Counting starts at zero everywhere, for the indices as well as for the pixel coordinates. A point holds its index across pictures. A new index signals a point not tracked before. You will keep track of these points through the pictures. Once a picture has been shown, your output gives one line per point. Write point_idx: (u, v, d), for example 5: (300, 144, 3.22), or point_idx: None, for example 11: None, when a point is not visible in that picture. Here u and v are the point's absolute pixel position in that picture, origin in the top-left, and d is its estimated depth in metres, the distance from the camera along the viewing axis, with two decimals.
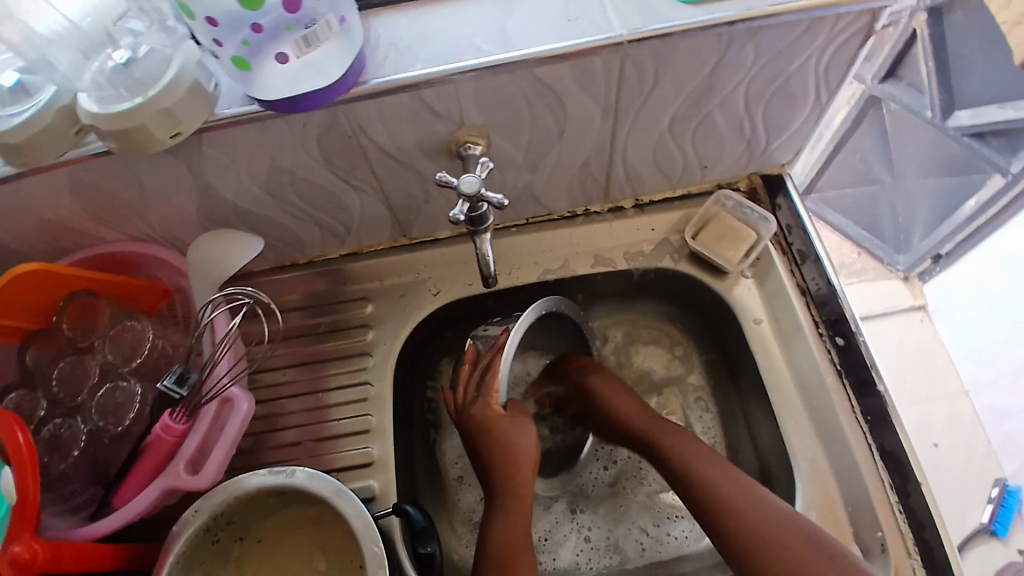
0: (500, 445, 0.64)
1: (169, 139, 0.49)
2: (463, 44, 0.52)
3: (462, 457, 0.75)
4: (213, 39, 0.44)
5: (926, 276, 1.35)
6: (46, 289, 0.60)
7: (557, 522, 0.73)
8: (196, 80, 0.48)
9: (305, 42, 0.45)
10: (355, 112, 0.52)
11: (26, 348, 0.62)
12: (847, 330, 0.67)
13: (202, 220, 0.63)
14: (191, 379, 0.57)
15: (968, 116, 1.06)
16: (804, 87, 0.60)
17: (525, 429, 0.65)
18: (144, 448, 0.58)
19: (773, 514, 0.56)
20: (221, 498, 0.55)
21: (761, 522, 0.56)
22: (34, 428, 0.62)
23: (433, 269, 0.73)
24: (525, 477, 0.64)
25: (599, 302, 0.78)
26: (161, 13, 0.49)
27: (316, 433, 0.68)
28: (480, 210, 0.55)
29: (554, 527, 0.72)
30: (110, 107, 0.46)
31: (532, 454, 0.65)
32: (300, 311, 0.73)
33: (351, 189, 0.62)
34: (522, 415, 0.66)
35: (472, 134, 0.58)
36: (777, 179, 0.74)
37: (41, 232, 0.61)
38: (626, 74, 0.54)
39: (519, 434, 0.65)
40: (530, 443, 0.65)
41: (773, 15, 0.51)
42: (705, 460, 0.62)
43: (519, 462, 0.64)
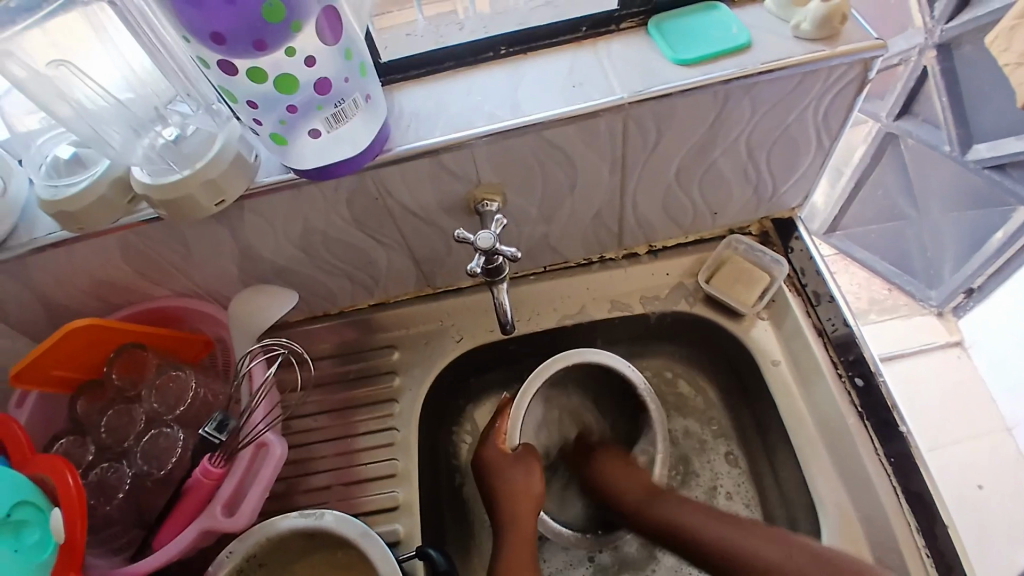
0: (507, 484, 0.67)
1: (214, 207, 0.54)
2: (476, 111, 0.56)
3: None
4: (254, 119, 0.49)
5: (960, 310, 1.32)
6: (98, 341, 0.65)
7: (573, 564, 0.73)
8: (239, 153, 0.53)
9: (335, 118, 0.49)
10: (381, 176, 0.56)
11: (76, 398, 0.68)
12: (867, 370, 0.67)
13: (241, 277, 0.68)
14: (229, 425, 0.62)
15: (988, 149, 1.05)
16: (805, 134, 0.63)
17: (530, 472, 0.67)
18: (184, 491, 0.61)
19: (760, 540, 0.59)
20: (255, 539, 0.59)
21: (755, 551, 0.58)
22: (83, 472, 0.66)
23: (457, 317, 0.77)
24: (527, 522, 0.65)
25: (620, 346, 0.80)
26: (206, 99, 0.54)
27: (345, 477, 0.70)
28: (496, 262, 0.58)
29: (569, 568, 0.73)
30: (161, 179, 0.52)
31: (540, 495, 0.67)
32: (332, 359, 0.76)
33: (378, 245, 0.67)
34: (531, 457, 0.68)
35: (489, 192, 0.61)
36: (788, 223, 0.76)
37: (94, 290, 0.66)
38: (630, 132, 0.57)
39: (522, 475, 0.67)
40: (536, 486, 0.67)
41: (766, 72, 0.54)
42: (685, 507, 0.64)
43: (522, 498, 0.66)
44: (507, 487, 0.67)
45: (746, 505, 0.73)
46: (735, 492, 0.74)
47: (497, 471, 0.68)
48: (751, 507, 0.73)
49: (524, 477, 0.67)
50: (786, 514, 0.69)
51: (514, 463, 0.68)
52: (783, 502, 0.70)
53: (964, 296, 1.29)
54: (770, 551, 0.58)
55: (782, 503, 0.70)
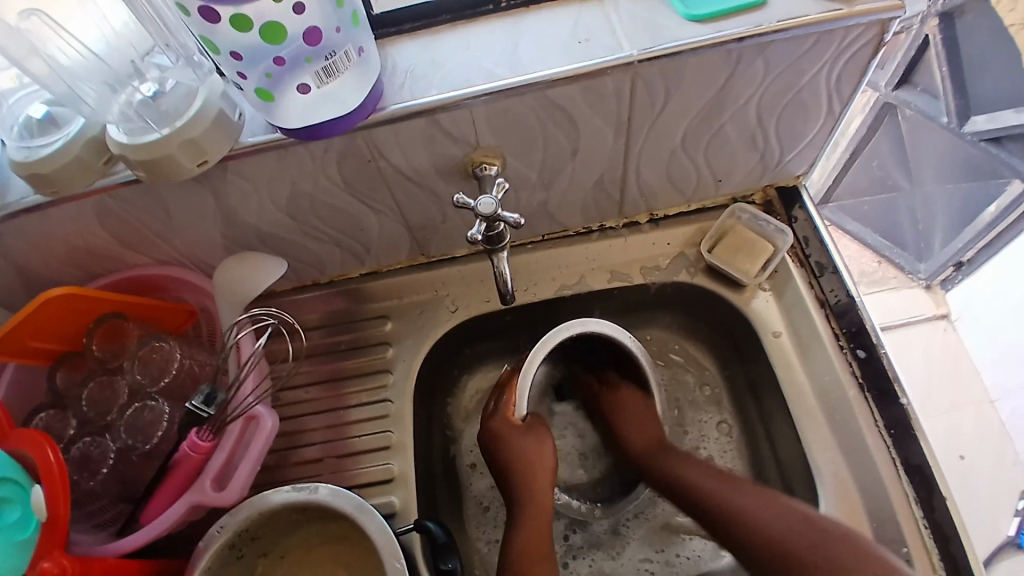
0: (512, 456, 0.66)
1: (195, 167, 0.50)
2: (475, 68, 0.53)
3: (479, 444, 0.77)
4: (237, 73, 0.46)
5: (949, 284, 1.32)
6: (76, 311, 0.62)
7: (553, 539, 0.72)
8: (222, 110, 0.50)
9: (325, 72, 0.47)
10: (374, 137, 0.53)
11: (55, 370, 0.65)
12: (869, 342, 0.67)
13: (226, 244, 0.65)
14: (216, 399, 0.59)
15: (984, 121, 1.02)
16: (816, 99, 0.60)
17: (541, 441, 0.67)
18: (172, 464, 0.59)
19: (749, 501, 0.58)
20: (245, 514, 0.56)
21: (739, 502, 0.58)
22: (64, 447, 0.64)
23: (451, 286, 0.75)
24: (541, 487, 0.65)
25: (617, 316, 0.78)
26: (186, 49, 0.51)
27: (338, 449, 0.69)
28: (497, 229, 0.56)
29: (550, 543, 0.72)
30: (138, 137, 0.48)
31: (550, 465, 0.67)
32: (322, 330, 0.74)
33: (370, 211, 0.64)
34: (540, 428, 0.68)
35: (486, 155, 0.59)
36: (792, 191, 0.74)
37: (71, 257, 0.63)
38: (637, 92, 0.55)
39: (534, 446, 0.66)
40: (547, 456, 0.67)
41: (781, 31, 0.51)
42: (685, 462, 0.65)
43: (537, 474, 0.65)
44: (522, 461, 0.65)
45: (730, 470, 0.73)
46: (719, 457, 0.74)
47: (503, 442, 0.66)
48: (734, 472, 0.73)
49: (536, 448, 0.66)
50: (783, 485, 0.69)
51: (522, 435, 0.66)
52: (780, 474, 0.69)
53: (953, 268, 1.29)
54: (771, 519, 0.56)
55: (777, 472, 0.70)
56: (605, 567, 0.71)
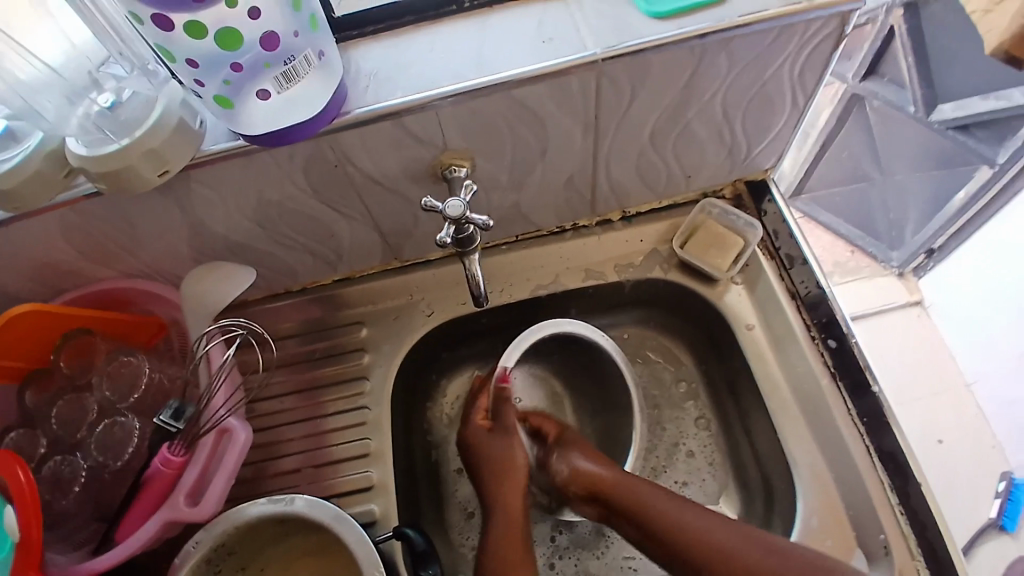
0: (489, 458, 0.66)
1: (157, 178, 0.49)
2: (440, 69, 0.53)
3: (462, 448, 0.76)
4: (195, 80, 0.45)
5: (921, 272, 1.35)
6: (41, 328, 0.60)
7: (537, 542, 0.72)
8: (182, 119, 0.49)
9: (285, 77, 0.46)
10: (340, 142, 0.53)
11: (24, 389, 0.63)
12: (840, 332, 0.67)
13: (195, 254, 0.64)
14: (187, 413, 0.58)
15: (951, 109, 1.04)
16: (781, 92, 0.61)
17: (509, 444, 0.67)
18: (144, 480, 0.58)
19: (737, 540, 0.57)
20: (221, 528, 0.56)
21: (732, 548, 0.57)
22: (35, 467, 0.62)
23: (426, 290, 0.74)
24: (513, 492, 0.64)
25: (594, 315, 0.78)
26: (142, 58, 0.50)
27: (316, 459, 0.68)
28: (467, 232, 0.56)
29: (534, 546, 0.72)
30: (97, 149, 0.47)
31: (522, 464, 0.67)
32: (297, 338, 0.73)
33: (341, 217, 0.63)
34: (513, 431, 0.67)
35: (456, 158, 0.59)
36: (761, 185, 0.75)
37: (35, 274, 0.61)
38: (602, 90, 0.55)
39: (502, 448, 0.66)
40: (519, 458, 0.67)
41: (744, 25, 0.52)
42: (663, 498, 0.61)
43: (509, 480, 0.65)
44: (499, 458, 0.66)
45: (710, 464, 0.73)
46: (698, 452, 0.74)
47: (477, 444, 0.68)
48: (714, 467, 0.73)
49: (507, 449, 0.66)
50: (763, 477, 0.69)
51: (495, 437, 0.67)
52: (759, 465, 0.70)
53: (925, 255, 1.31)
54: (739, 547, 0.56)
55: (756, 463, 0.70)
56: (590, 567, 0.71)
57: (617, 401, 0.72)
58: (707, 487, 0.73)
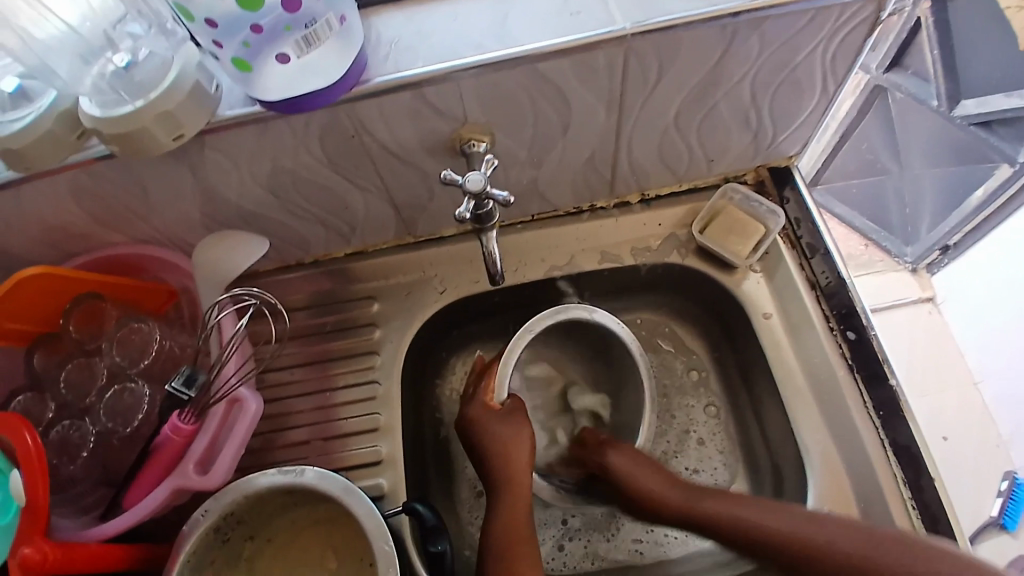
0: (495, 440, 0.65)
1: (171, 142, 0.48)
2: (463, 39, 0.51)
3: None
4: (214, 41, 0.44)
5: (936, 268, 1.32)
6: (50, 292, 0.60)
7: (547, 523, 0.72)
8: (197, 82, 0.47)
9: (305, 42, 0.45)
10: (358, 111, 0.52)
11: (32, 352, 0.63)
12: (859, 324, 0.67)
13: (206, 222, 0.63)
14: (199, 380, 0.57)
15: (975, 105, 1.02)
16: (811, 77, 0.59)
17: (518, 429, 0.65)
18: (154, 447, 0.58)
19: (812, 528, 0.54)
20: (230, 498, 0.55)
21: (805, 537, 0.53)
22: (43, 431, 0.62)
23: (439, 267, 0.73)
24: (523, 477, 0.63)
25: (608, 298, 0.77)
26: (159, 16, 0.49)
27: (325, 431, 0.68)
28: (486, 207, 0.55)
29: (542, 527, 0.72)
30: (111, 111, 0.46)
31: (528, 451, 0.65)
32: (307, 310, 0.73)
33: (356, 188, 0.62)
34: (522, 415, 0.67)
35: (475, 132, 0.57)
36: (784, 171, 0.73)
37: (45, 236, 0.61)
38: (629, 67, 0.53)
39: (512, 433, 0.65)
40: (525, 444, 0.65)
41: (777, 6, 0.50)
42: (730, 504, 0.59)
43: (515, 465, 0.64)
44: (500, 441, 0.65)
45: (721, 453, 0.73)
46: (709, 440, 0.74)
47: (483, 427, 0.66)
48: (725, 455, 0.73)
49: (515, 436, 0.65)
50: (773, 466, 0.69)
51: (505, 421, 0.66)
52: (770, 455, 0.69)
53: (940, 252, 1.29)
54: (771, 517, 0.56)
55: (767, 452, 0.70)
56: (599, 549, 0.71)
57: (628, 387, 0.71)
58: (717, 475, 0.72)
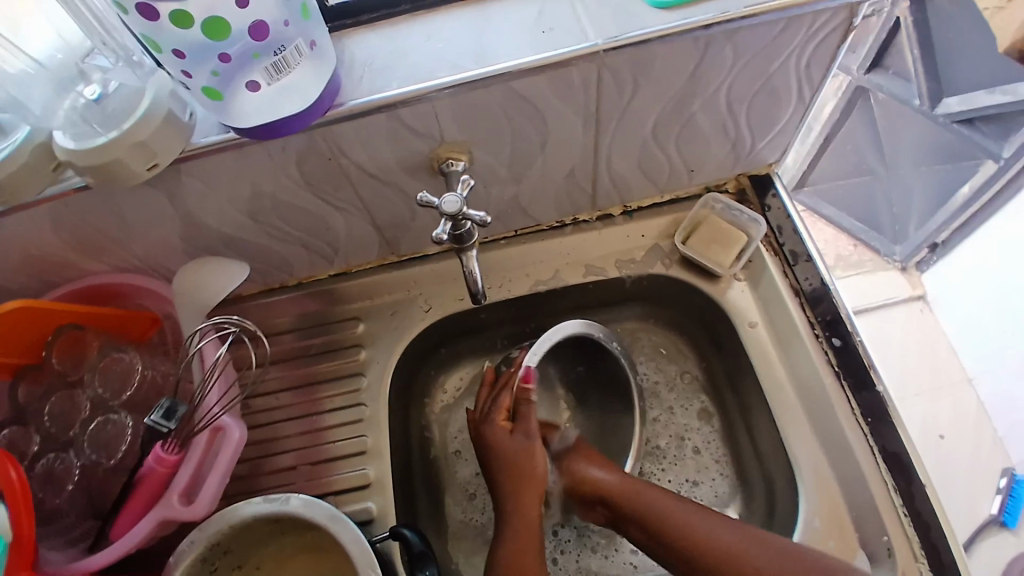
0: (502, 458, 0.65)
1: (147, 172, 0.48)
2: (435, 60, 0.51)
3: (463, 431, 0.76)
4: (183, 71, 0.44)
5: (924, 266, 1.33)
6: (33, 324, 0.59)
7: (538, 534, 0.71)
8: (171, 111, 0.47)
9: (276, 68, 0.45)
10: (334, 134, 0.51)
11: (16, 384, 0.62)
12: (844, 331, 0.66)
13: (186, 248, 0.63)
14: (179, 412, 0.57)
15: (957, 103, 1.02)
16: (786, 84, 0.59)
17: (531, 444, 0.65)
18: (137, 479, 0.57)
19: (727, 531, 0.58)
20: (216, 528, 0.55)
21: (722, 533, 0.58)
22: (28, 464, 0.62)
23: (424, 286, 0.73)
24: (532, 492, 0.63)
25: (591, 312, 0.77)
26: (126, 49, 0.49)
27: (313, 457, 0.67)
28: (462, 228, 0.54)
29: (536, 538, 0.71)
30: (88, 141, 0.46)
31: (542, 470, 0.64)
32: (293, 333, 0.72)
33: (336, 210, 0.62)
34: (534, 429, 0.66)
35: (453, 151, 0.57)
36: (765, 178, 0.73)
37: (25, 268, 0.60)
38: (605, 82, 0.53)
39: (521, 449, 0.64)
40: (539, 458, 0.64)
41: (749, 17, 0.50)
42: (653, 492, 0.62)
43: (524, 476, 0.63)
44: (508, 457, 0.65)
45: (716, 461, 0.72)
46: (704, 448, 0.73)
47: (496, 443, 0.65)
48: (721, 464, 0.72)
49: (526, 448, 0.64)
50: (762, 476, 0.69)
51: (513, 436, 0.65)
52: (759, 461, 0.69)
53: (929, 249, 1.30)
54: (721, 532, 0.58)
55: (758, 462, 0.69)
56: (592, 564, 0.70)
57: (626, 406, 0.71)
58: (717, 486, 0.71)
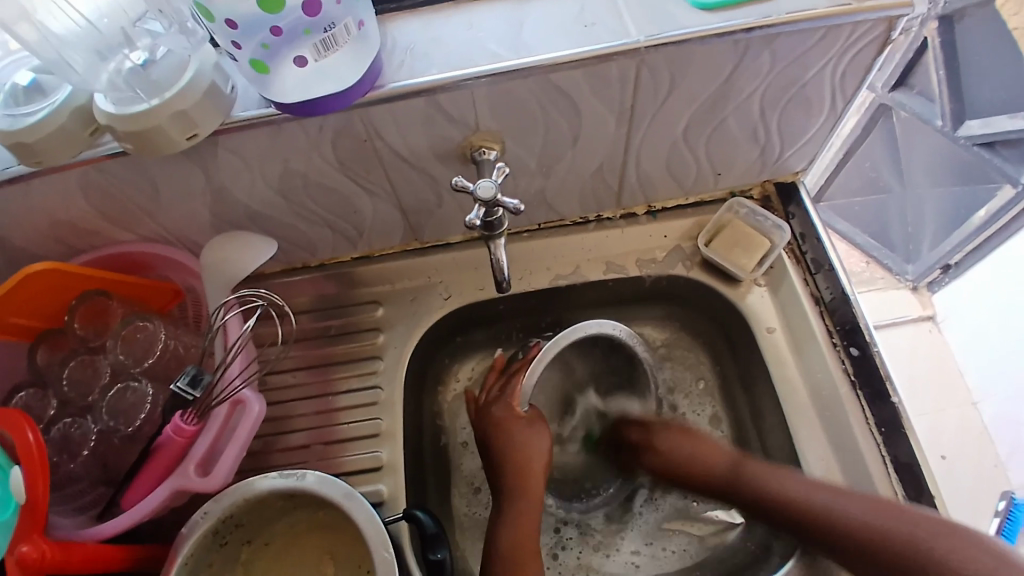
0: (512, 448, 0.65)
1: (186, 141, 0.49)
2: (476, 48, 0.52)
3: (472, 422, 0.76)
4: (232, 42, 0.44)
5: (936, 287, 1.33)
6: (58, 288, 0.60)
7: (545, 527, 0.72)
8: (214, 82, 0.48)
9: (324, 45, 0.45)
10: (370, 115, 0.52)
11: (35, 348, 0.63)
12: (862, 341, 0.67)
13: (215, 223, 0.63)
14: (204, 380, 0.58)
15: (979, 126, 1.02)
16: (820, 94, 0.59)
17: (538, 433, 0.66)
18: (154, 448, 0.58)
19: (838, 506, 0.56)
20: (231, 500, 0.55)
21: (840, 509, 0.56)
22: (44, 428, 0.62)
23: (445, 273, 0.73)
24: (538, 481, 0.64)
25: (608, 308, 0.78)
26: (180, 15, 0.49)
27: (327, 436, 0.68)
28: (497, 215, 0.55)
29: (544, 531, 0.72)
30: (126, 107, 0.46)
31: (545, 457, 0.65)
32: (312, 314, 0.73)
33: (364, 193, 0.62)
34: (540, 420, 0.68)
35: (486, 140, 0.58)
36: (790, 187, 0.73)
37: (54, 232, 0.61)
38: (641, 80, 0.54)
39: (530, 438, 0.66)
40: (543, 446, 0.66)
41: (789, 23, 0.50)
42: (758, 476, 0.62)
43: (536, 465, 0.65)
44: (516, 446, 0.65)
45: None
46: None
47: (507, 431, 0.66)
48: None
49: (532, 436, 0.66)
50: None
51: (525, 426, 0.66)
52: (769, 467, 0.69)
53: (942, 270, 1.30)
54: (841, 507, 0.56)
55: None
56: (592, 561, 0.70)
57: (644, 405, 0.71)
58: None
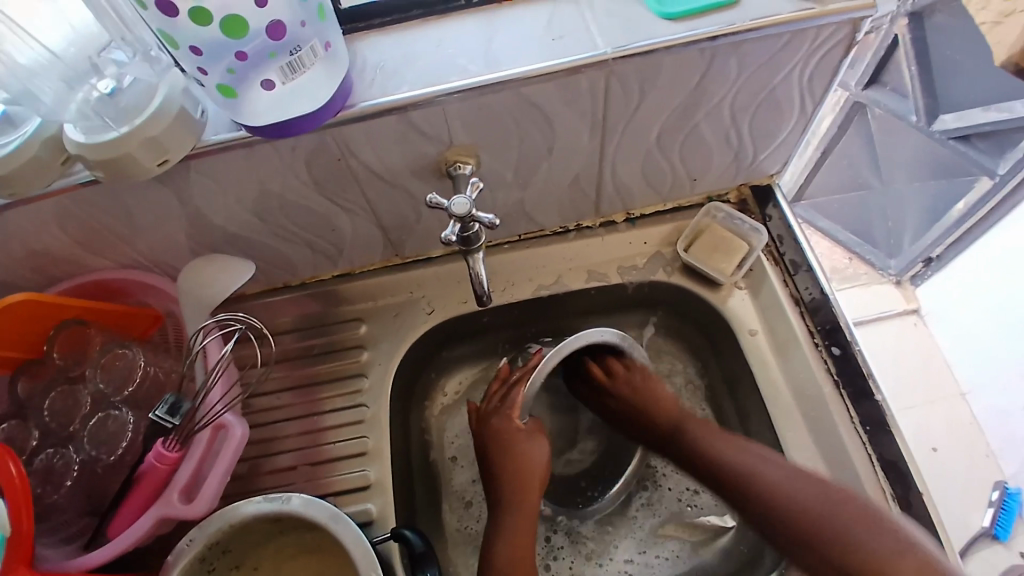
0: (513, 458, 0.65)
1: (157, 167, 0.48)
2: (447, 64, 0.52)
3: (460, 436, 0.76)
4: (198, 68, 0.44)
5: (918, 280, 1.35)
6: (35, 318, 0.59)
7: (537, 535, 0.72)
8: (184, 107, 0.48)
9: (291, 67, 0.45)
10: (343, 134, 0.52)
11: (15, 379, 0.62)
12: (843, 340, 0.67)
13: (192, 246, 0.63)
14: (183, 408, 0.57)
15: (954, 119, 1.02)
16: (790, 97, 0.60)
17: (537, 444, 0.66)
18: (137, 476, 0.57)
19: (800, 486, 0.56)
20: (216, 526, 0.54)
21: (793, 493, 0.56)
22: (26, 459, 0.61)
23: (427, 288, 0.73)
24: (540, 488, 0.64)
25: (592, 316, 0.78)
26: (143, 43, 0.49)
27: (313, 457, 0.67)
28: (472, 230, 0.55)
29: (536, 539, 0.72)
30: (97, 136, 0.46)
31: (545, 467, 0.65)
32: (295, 333, 0.72)
33: (343, 211, 0.62)
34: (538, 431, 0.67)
35: (461, 154, 0.58)
36: (766, 189, 0.74)
37: (30, 262, 0.60)
38: (612, 90, 0.54)
39: (528, 449, 0.65)
40: (542, 456, 0.66)
41: (755, 29, 0.51)
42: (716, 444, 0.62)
43: (533, 476, 0.64)
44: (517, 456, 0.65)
45: None
46: None
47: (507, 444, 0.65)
48: None
49: (533, 449, 0.65)
50: None
51: (524, 439, 0.66)
52: None
53: (923, 264, 1.32)
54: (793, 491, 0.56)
55: None
56: (585, 570, 0.70)
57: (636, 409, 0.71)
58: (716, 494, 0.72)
